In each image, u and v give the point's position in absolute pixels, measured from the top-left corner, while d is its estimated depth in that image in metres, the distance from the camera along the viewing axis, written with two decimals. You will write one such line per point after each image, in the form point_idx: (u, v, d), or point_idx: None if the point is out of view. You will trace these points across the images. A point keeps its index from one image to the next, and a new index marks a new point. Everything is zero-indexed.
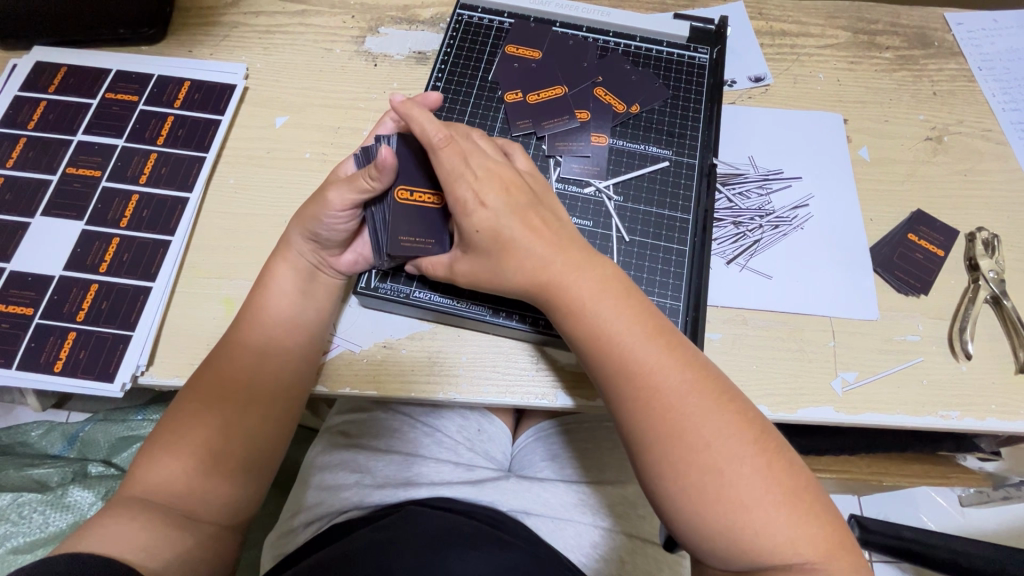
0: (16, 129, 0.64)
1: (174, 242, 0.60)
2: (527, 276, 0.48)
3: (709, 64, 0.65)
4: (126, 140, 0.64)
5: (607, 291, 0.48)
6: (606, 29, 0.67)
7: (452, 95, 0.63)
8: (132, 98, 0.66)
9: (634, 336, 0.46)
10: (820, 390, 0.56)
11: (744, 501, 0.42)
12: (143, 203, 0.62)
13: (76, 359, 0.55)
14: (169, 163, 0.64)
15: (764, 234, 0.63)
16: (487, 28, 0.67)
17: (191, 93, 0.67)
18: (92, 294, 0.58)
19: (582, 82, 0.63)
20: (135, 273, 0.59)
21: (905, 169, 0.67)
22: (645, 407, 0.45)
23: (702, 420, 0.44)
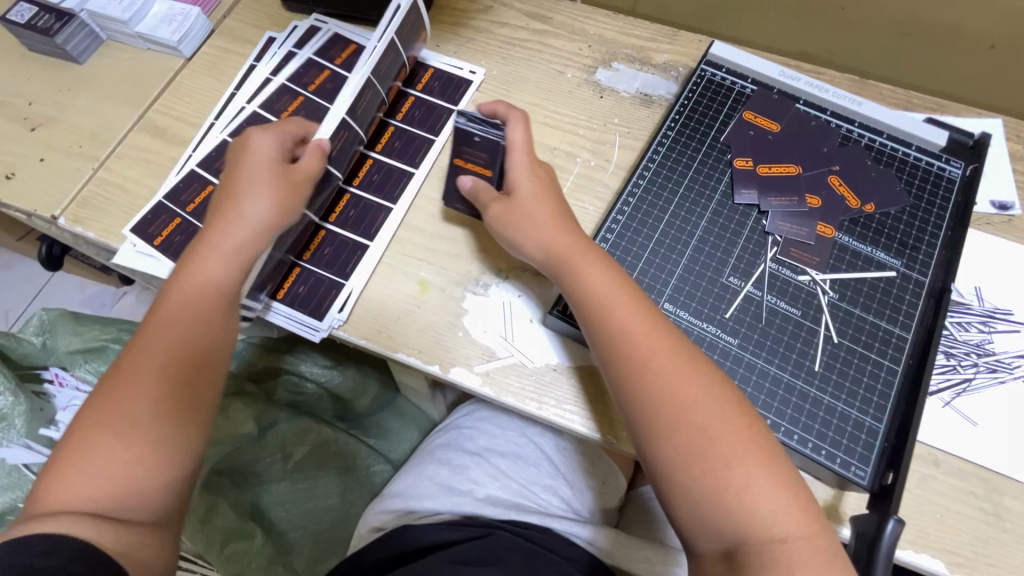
0: (299, 86, 0.72)
1: (394, 211, 0.66)
2: (604, 323, 0.51)
3: (960, 180, 0.61)
4: (378, 117, 0.70)
5: (653, 338, 0.49)
6: (853, 117, 0.64)
7: (680, 149, 0.63)
8: (395, 83, 0.72)
9: (666, 383, 0.47)
10: (1011, 567, 0.50)
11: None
12: (375, 167, 0.67)
13: (293, 293, 0.62)
14: (402, 138, 0.69)
15: (979, 375, 0.57)
16: (728, 88, 0.67)
17: (432, 81, 0.74)
18: (319, 238, 0.64)
19: (818, 167, 0.61)
20: (357, 229, 0.64)
21: None
22: (682, 458, 0.45)
23: (759, 495, 0.43)
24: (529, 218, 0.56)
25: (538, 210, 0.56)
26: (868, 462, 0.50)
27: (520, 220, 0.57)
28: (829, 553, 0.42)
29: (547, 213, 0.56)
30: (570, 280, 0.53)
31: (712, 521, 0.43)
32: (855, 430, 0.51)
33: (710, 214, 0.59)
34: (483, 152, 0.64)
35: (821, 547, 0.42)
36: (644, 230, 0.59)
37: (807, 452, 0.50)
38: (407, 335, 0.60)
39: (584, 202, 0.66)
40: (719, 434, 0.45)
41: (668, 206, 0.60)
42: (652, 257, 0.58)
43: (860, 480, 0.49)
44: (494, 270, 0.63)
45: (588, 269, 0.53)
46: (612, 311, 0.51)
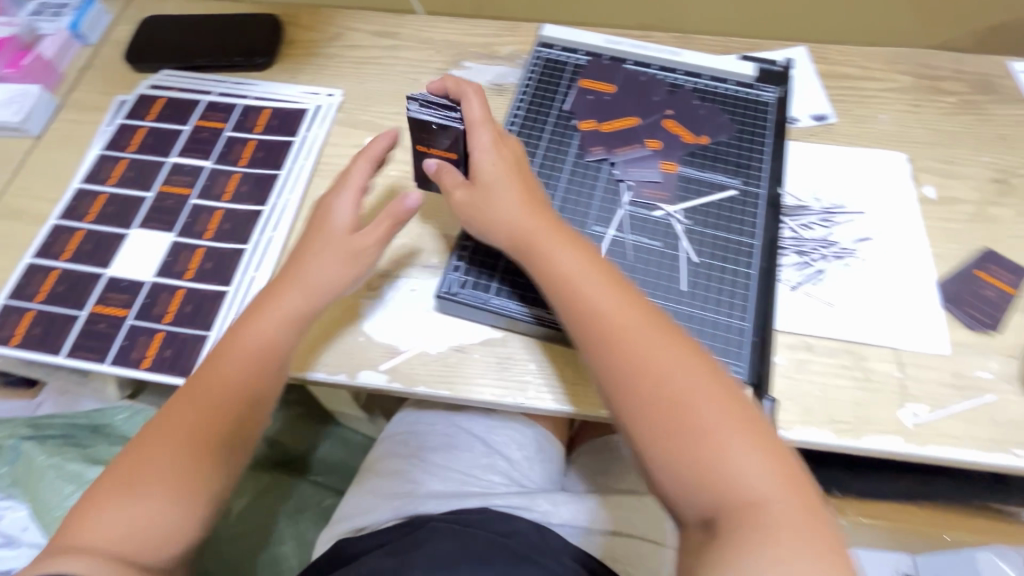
0: (117, 152, 0.72)
1: (248, 252, 0.65)
2: (608, 311, 0.50)
3: (775, 101, 0.68)
4: (214, 162, 0.70)
5: (632, 306, 0.50)
6: (676, 67, 0.71)
7: (531, 123, 0.68)
8: (219, 124, 0.73)
9: (620, 337, 0.49)
10: (886, 420, 0.56)
11: (764, 522, 0.42)
12: (225, 217, 0.67)
13: (161, 357, 0.59)
14: (249, 182, 0.69)
15: (828, 263, 0.64)
16: (563, 63, 0.72)
17: (271, 120, 0.74)
18: (178, 298, 0.62)
19: (653, 115, 0.67)
20: (216, 279, 0.63)
21: (971, 208, 0.68)
22: (652, 416, 0.46)
23: (723, 436, 0.44)
24: (499, 195, 0.55)
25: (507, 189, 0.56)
26: (742, 359, 0.55)
27: (491, 196, 0.56)
28: (807, 510, 0.43)
29: (513, 189, 0.55)
30: (541, 261, 0.53)
31: (700, 496, 0.44)
32: (728, 334, 0.56)
33: (567, 175, 0.64)
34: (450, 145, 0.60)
35: (795, 497, 0.43)
36: None
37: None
38: (309, 354, 0.60)
39: None
40: (694, 401, 0.46)
41: None
42: None
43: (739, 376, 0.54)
44: (383, 272, 0.65)
45: (540, 241, 0.53)
46: (587, 282, 0.51)
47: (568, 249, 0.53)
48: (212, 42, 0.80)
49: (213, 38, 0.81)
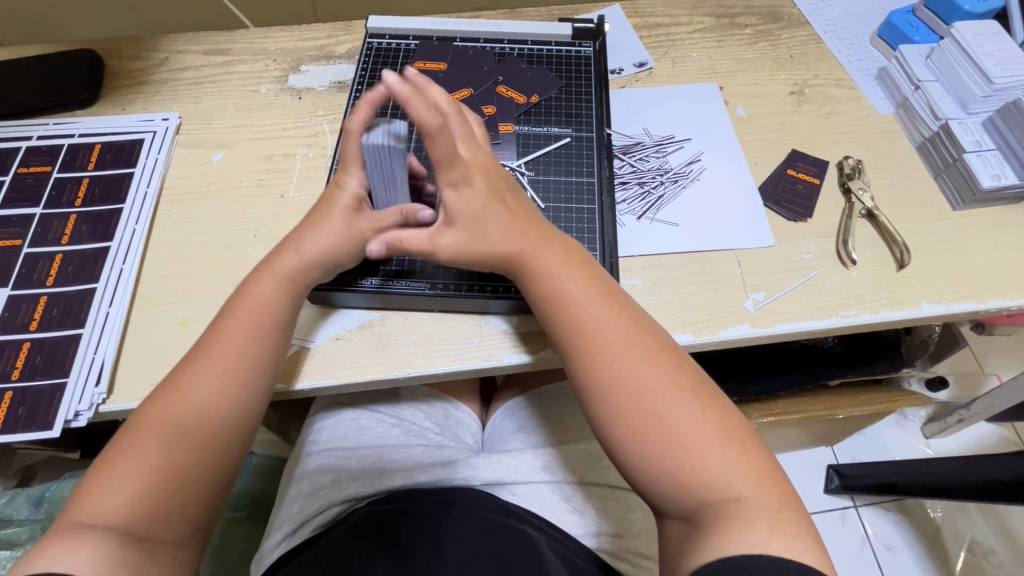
0: None
1: (100, 289, 0.62)
2: (613, 329, 0.52)
3: (594, 54, 0.75)
4: (44, 208, 0.66)
5: (597, 290, 0.54)
6: (501, 38, 0.76)
7: None
8: (45, 168, 0.69)
9: (611, 331, 0.52)
10: (734, 311, 0.63)
11: (690, 448, 0.46)
12: (67, 259, 0.63)
13: (14, 416, 0.55)
14: (88, 221, 0.66)
15: (666, 188, 0.71)
16: (395, 50, 0.75)
17: (102, 154, 0.71)
18: (25, 351, 0.58)
19: (484, 82, 0.71)
20: (66, 323, 0.60)
21: (777, 120, 0.77)
22: (622, 390, 0.49)
23: (656, 381, 0.49)
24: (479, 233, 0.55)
25: (492, 211, 0.55)
26: None
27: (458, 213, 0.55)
28: (764, 483, 0.45)
29: (501, 214, 0.55)
30: (537, 274, 0.55)
31: (677, 480, 0.46)
32: None
33: None
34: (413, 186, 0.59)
35: (755, 479, 0.45)
36: None
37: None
38: None
39: (315, 189, 0.70)
40: (674, 398, 0.48)
41: None
42: None
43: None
44: None
45: (543, 251, 0.55)
46: (565, 283, 0.54)
47: (564, 263, 0.55)
48: (23, 86, 0.75)
49: (23, 82, 0.76)
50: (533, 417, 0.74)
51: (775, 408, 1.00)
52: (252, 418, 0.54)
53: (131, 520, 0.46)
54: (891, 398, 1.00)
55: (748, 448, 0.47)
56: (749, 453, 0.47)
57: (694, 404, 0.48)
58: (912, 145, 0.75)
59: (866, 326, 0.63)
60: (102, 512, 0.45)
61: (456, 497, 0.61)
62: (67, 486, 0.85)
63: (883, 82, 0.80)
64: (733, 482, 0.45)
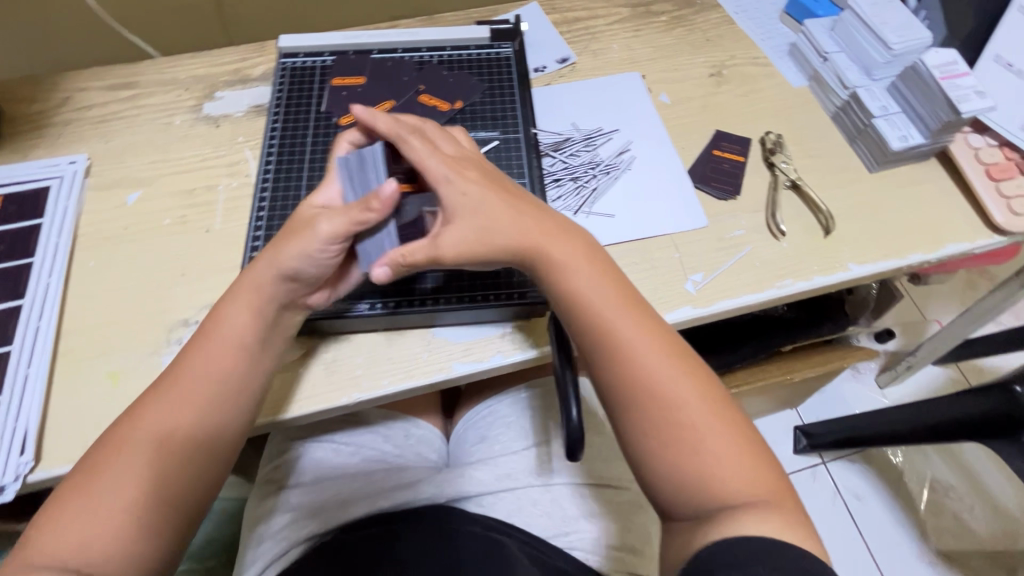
0: None
1: (16, 351, 0.58)
2: (628, 341, 0.51)
3: (513, 55, 0.75)
4: None
5: (617, 298, 0.52)
6: (419, 46, 0.74)
7: (292, 132, 0.68)
8: None
9: (634, 332, 0.51)
10: (676, 295, 0.64)
11: (704, 453, 0.47)
12: None
13: None
14: None
15: (599, 181, 0.71)
16: (311, 69, 0.73)
17: (4, 207, 0.66)
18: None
19: (406, 93, 0.70)
20: None
21: (699, 103, 0.79)
22: (643, 396, 0.49)
23: (674, 386, 0.49)
24: (505, 212, 0.53)
25: (490, 212, 0.53)
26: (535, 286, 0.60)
27: (472, 209, 0.53)
28: (764, 485, 0.47)
29: (500, 206, 0.53)
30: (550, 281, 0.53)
31: (688, 481, 0.47)
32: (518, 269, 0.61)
33: None
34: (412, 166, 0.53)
35: (763, 484, 0.46)
36: (287, 210, 0.63)
37: (491, 304, 0.60)
38: None
39: (242, 220, 0.67)
40: (691, 404, 0.48)
41: (301, 184, 0.65)
42: None
43: (537, 299, 0.60)
44: (183, 321, 0.61)
45: (554, 252, 0.53)
46: (585, 291, 0.52)
47: (585, 268, 0.53)
48: None
49: None
50: (494, 422, 0.73)
51: (734, 380, 1.03)
52: (238, 441, 0.53)
53: (97, 540, 0.46)
54: (840, 356, 1.04)
55: (757, 453, 0.48)
56: (757, 459, 0.47)
57: (709, 409, 0.49)
58: (828, 115, 0.78)
59: (801, 294, 0.66)
60: (62, 542, 0.45)
61: (422, 516, 0.60)
62: None
63: (795, 56, 0.83)
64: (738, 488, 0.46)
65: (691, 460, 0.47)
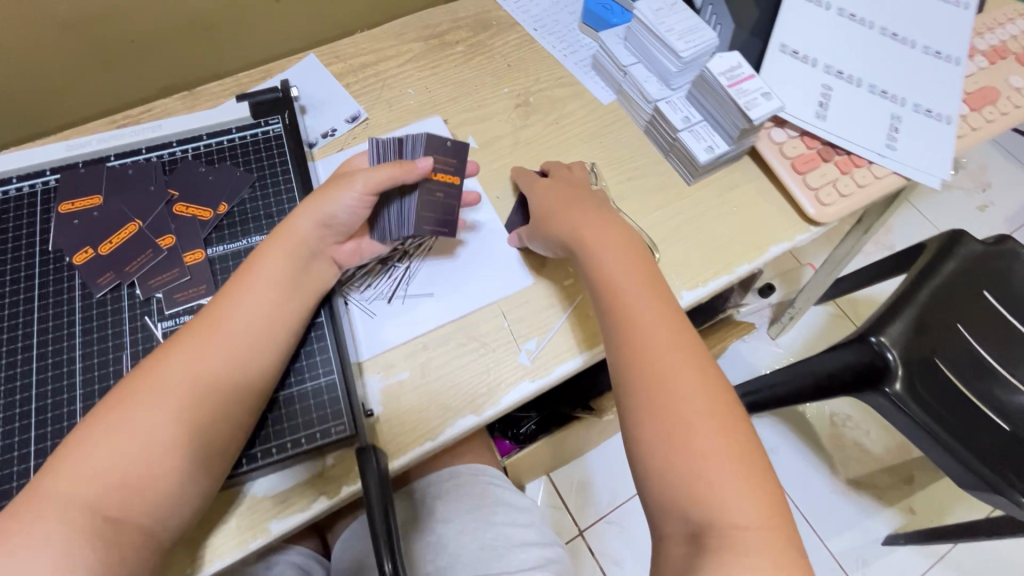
0: None
1: None
2: (647, 317, 0.52)
3: (285, 130, 0.65)
4: None
5: (645, 275, 0.55)
6: (167, 141, 0.63)
7: (11, 286, 0.55)
8: None
9: (647, 307, 0.52)
10: (510, 370, 0.59)
11: (686, 437, 0.46)
12: None
13: None
14: None
15: (411, 257, 0.64)
16: (30, 195, 0.59)
17: None
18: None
19: (154, 206, 0.58)
20: None
21: (509, 140, 0.73)
22: (655, 372, 0.49)
23: (662, 360, 0.49)
24: (574, 211, 0.59)
25: (580, 209, 0.59)
26: (339, 415, 0.53)
27: (556, 215, 0.60)
28: (759, 483, 0.44)
29: (590, 207, 0.60)
30: (590, 257, 0.56)
31: (678, 486, 0.44)
32: (319, 397, 0.54)
33: (80, 322, 0.53)
34: (452, 157, 0.59)
35: (754, 480, 0.44)
36: (16, 392, 0.50)
37: (298, 450, 0.52)
38: None
39: None
40: (691, 388, 0.48)
41: (31, 352, 0.52)
42: (44, 407, 0.50)
43: (344, 431, 0.53)
44: None
45: (596, 240, 0.57)
46: (618, 274, 0.54)
47: (621, 248, 0.56)
48: None
49: None
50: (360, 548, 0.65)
51: None
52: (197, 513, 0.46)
53: None
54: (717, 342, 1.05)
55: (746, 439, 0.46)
56: (741, 439, 0.46)
57: (701, 381, 0.48)
58: (640, 128, 0.75)
59: None
60: None
61: None
62: None
63: (599, 70, 0.79)
64: (727, 469, 0.44)
65: (674, 448, 0.45)
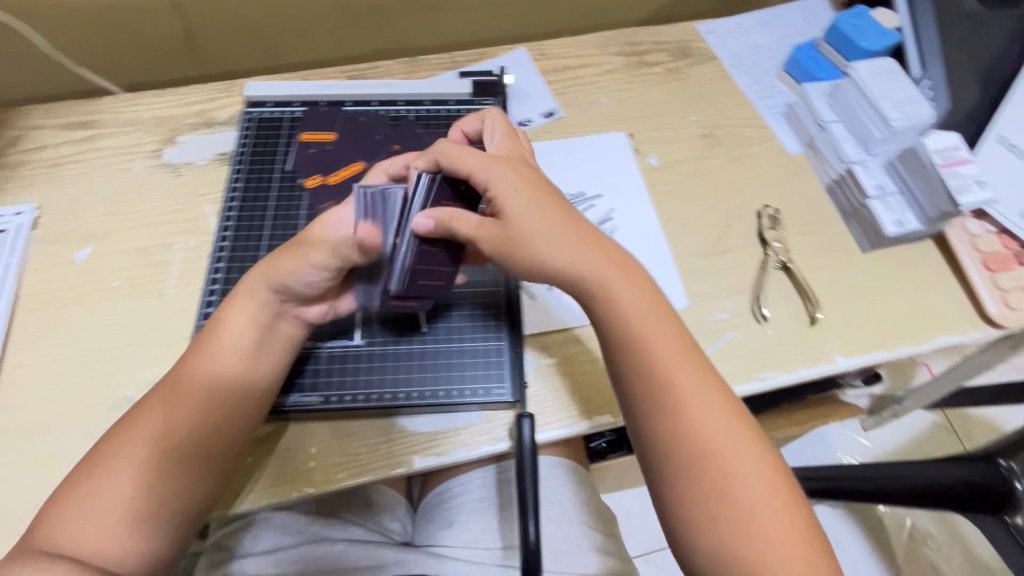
0: None
1: None
2: (665, 388, 0.49)
3: (496, 112, 0.71)
4: None
5: (670, 347, 0.50)
6: (395, 99, 0.70)
7: (252, 193, 0.64)
8: None
9: (680, 368, 0.50)
10: None
11: (730, 499, 0.46)
12: None
13: None
14: None
15: None
16: (279, 119, 0.69)
17: None
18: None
19: (378, 154, 0.66)
20: None
21: (689, 166, 0.75)
22: (706, 436, 0.48)
23: (704, 420, 0.48)
24: (547, 222, 0.51)
25: (550, 230, 0.51)
26: (502, 378, 0.59)
27: (525, 245, 0.50)
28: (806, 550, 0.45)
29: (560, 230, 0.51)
30: (602, 313, 0.51)
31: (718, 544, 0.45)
32: (486, 358, 0.61)
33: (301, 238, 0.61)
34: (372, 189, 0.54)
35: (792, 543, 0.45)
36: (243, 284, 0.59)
37: (459, 398, 0.58)
38: None
39: (197, 284, 0.63)
40: (742, 449, 0.48)
41: (259, 253, 0.61)
42: None
43: (504, 395, 0.58)
44: (125, 399, 0.57)
45: (612, 289, 0.51)
46: (635, 338, 0.50)
47: (633, 298, 0.51)
48: None
49: None
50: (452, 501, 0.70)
51: None
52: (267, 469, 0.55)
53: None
54: (825, 415, 1.01)
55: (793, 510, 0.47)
56: (786, 495, 0.47)
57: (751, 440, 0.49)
58: (822, 185, 0.75)
59: (784, 385, 0.63)
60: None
61: None
62: None
63: (792, 119, 0.79)
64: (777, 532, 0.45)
65: (721, 518, 0.46)
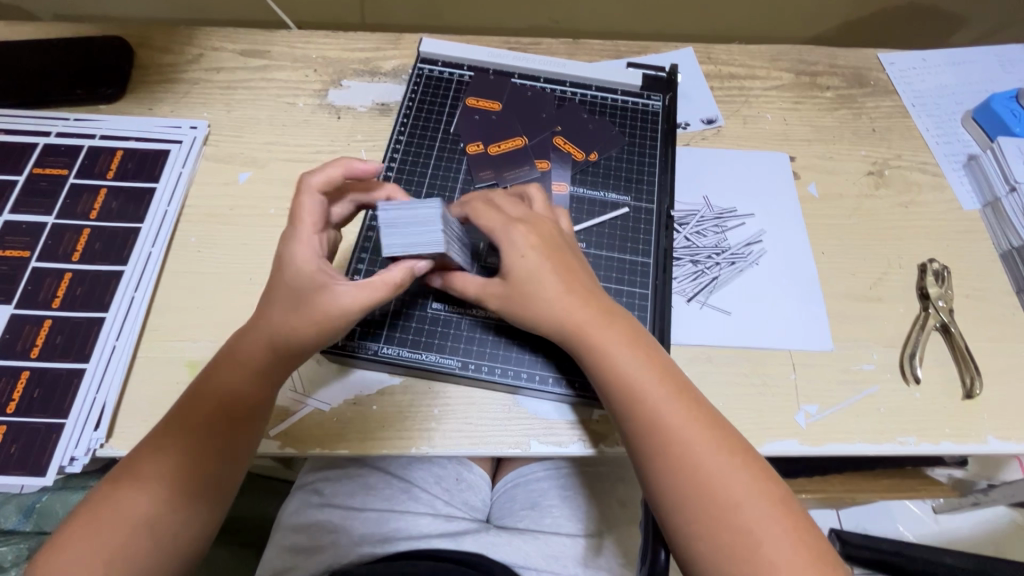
0: None
1: (109, 319, 0.58)
2: (660, 434, 0.47)
3: (662, 110, 0.69)
4: (57, 217, 0.62)
5: (672, 390, 0.49)
6: (562, 79, 0.69)
7: (415, 148, 0.64)
8: (61, 171, 0.65)
9: (683, 426, 0.47)
10: (784, 423, 0.58)
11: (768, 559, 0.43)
12: (76, 281, 0.59)
13: (4, 455, 0.52)
14: (102, 238, 0.62)
15: (721, 270, 0.65)
16: (447, 80, 0.69)
17: (123, 162, 0.66)
18: (23, 382, 0.55)
19: (541, 132, 0.65)
20: (69, 355, 0.56)
21: (851, 203, 0.71)
22: (708, 489, 0.45)
23: (710, 466, 0.46)
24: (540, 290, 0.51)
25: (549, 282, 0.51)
26: None
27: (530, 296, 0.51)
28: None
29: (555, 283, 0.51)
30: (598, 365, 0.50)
31: None
32: None
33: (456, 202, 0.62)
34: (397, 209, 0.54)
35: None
36: None
37: (590, 392, 0.57)
38: None
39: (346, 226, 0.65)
40: (755, 506, 0.45)
41: None
42: None
43: None
44: None
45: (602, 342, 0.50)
46: (640, 379, 0.49)
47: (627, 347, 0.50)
48: (48, 72, 0.70)
49: (49, 66, 0.70)
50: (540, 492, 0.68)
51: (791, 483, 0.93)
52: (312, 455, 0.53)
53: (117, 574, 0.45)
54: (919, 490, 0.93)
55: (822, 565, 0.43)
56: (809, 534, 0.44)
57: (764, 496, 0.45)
58: (996, 250, 0.69)
59: (922, 454, 0.58)
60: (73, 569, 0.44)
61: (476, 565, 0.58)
62: (60, 498, 0.67)
63: (972, 172, 0.73)
64: None
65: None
